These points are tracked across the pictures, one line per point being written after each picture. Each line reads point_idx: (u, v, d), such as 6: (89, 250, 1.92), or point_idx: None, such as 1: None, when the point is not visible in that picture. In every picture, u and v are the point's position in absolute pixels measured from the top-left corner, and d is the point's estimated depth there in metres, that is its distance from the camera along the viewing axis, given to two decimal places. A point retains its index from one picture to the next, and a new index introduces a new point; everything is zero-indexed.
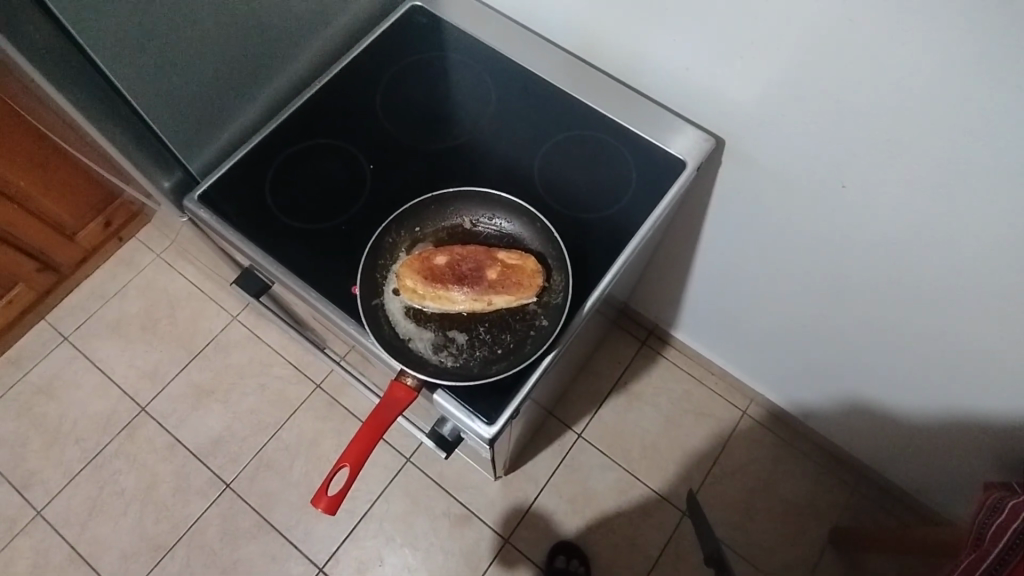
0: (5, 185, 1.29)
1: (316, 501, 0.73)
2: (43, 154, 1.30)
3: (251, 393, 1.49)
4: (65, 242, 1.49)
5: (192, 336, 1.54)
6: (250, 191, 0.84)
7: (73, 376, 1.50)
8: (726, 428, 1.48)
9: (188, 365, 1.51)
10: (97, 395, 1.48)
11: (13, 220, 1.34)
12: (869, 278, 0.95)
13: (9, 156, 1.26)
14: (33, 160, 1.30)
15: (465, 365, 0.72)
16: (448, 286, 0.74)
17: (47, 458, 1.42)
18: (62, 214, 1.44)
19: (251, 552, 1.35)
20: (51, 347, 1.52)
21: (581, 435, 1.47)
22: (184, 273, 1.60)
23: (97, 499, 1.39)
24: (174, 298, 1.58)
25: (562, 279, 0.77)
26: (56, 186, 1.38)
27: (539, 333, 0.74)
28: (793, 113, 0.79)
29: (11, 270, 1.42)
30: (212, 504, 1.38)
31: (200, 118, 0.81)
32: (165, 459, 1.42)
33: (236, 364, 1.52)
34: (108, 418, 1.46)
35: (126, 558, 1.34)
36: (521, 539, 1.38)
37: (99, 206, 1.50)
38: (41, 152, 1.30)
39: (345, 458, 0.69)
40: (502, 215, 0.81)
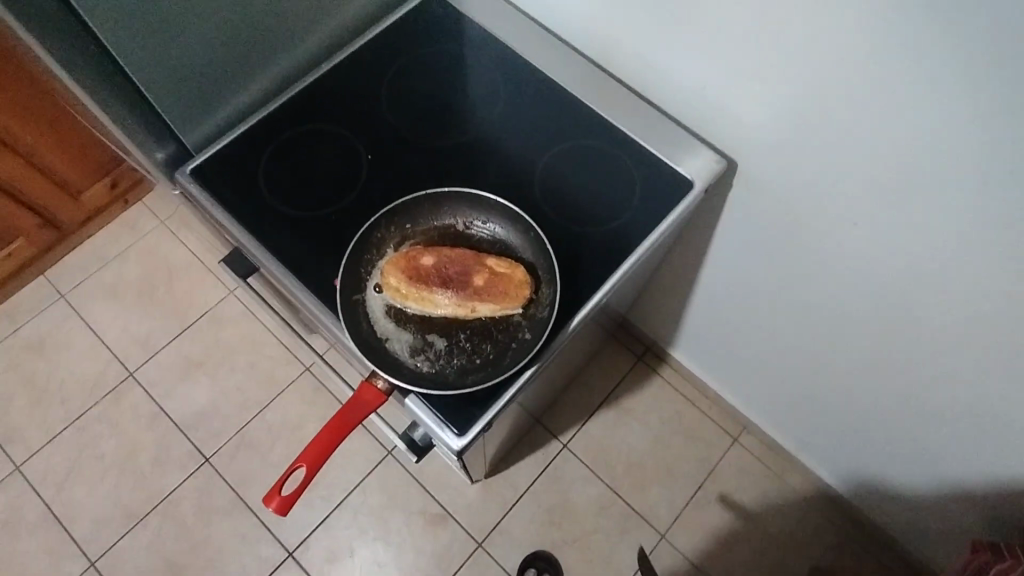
0: (11, 137, 1.28)
1: (268, 501, 0.71)
2: (49, 105, 1.29)
3: (239, 369, 1.48)
4: (69, 199, 1.48)
5: (186, 307, 1.53)
6: (243, 171, 0.82)
7: (65, 336, 1.49)
8: (714, 453, 1.45)
9: (179, 336, 1.51)
10: (87, 356, 1.48)
11: (17, 174, 1.33)
12: (872, 319, 0.91)
13: (17, 109, 1.25)
14: (38, 112, 1.28)
15: (440, 372, 0.69)
16: (432, 289, 0.72)
17: (31, 415, 1.42)
18: (68, 172, 1.43)
19: (223, 529, 1.34)
20: (47, 304, 1.52)
21: (566, 445, 1.45)
22: (186, 243, 1.59)
23: (76, 461, 1.38)
24: (173, 267, 1.57)
25: (551, 292, 0.74)
26: (63, 142, 1.37)
27: (521, 345, 0.71)
28: (808, 143, 0.76)
29: (11, 222, 1.41)
30: (189, 477, 1.38)
31: (200, 93, 0.79)
32: (148, 428, 1.42)
33: (228, 339, 1.51)
34: (96, 380, 1.45)
35: (98, 523, 1.33)
36: (495, 544, 1.36)
37: (106, 167, 1.49)
38: (48, 104, 1.28)
39: (302, 460, 0.67)
40: (496, 219, 0.77)
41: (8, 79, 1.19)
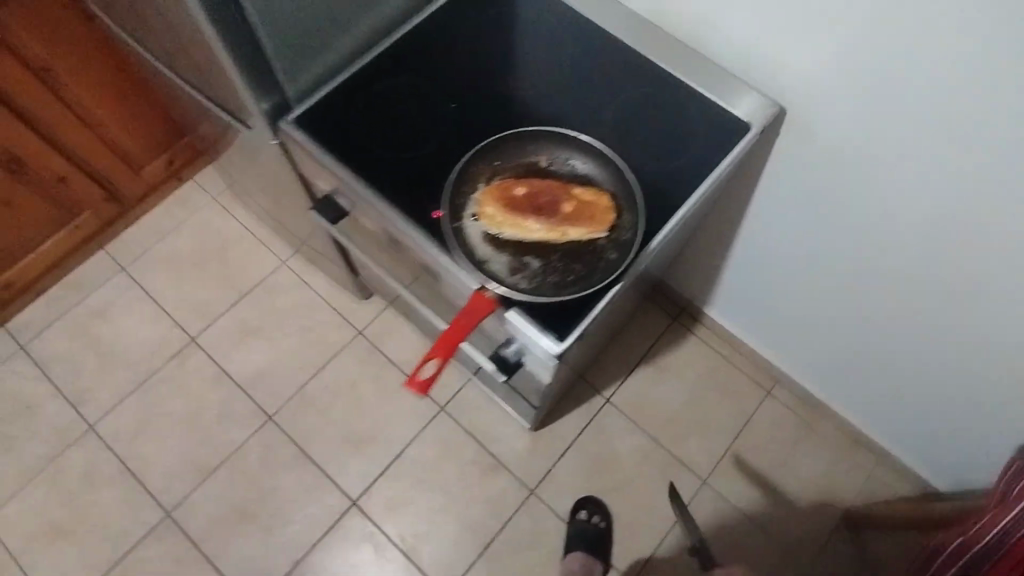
0: (83, 109, 1.33)
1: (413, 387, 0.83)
2: (119, 77, 1.34)
3: (295, 333, 1.55)
4: (132, 174, 1.54)
5: (242, 276, 1.60)
6: (340, 118, 0.89)
7: (127, 304, 1.56)
8: (751, 405, 1.52)
9: (237, 303, 1.57)
10: (150, 323, 1.55)
11: (90, 146, 1.39)
12: (912, 256, 0.98)
13: (91, 81, 1.31)
14: (110, 85, 1.34)
15: (537, 287, 0.77)
16: (527, 215, 0.80)
17: (102, 378, 1.49)
18: (133, 146, 1.48)
19: (288, 480, 1.42)
20: (107, 275, 1.58)
21: (609, 399, 1.52)
22: (237, 217, 1.65)
23: (147, 419, 1.46)
24: (227, 238, 1.63)
25: (631, 218, 0.81)
26: (130, 116, 1.42)
27: (608, 264, 0.78)
28: (858, 85, 0.84)
29: (79, 196, 1.46)
30: (255, 434, 1.46)
31: (303, 46, 0.86)
32: (212, 388, 1.49)
33: (283, 306, 1.57)
34: (160, 345, 1.53)
35: (171, 475, 1.42)
36: (546, 491, 1.43)
37: (166, 142, 1.55)
38: (117, 76, 1.34)
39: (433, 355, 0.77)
40: (576, 156, 0.85)
41: (85, 49, 1.25)
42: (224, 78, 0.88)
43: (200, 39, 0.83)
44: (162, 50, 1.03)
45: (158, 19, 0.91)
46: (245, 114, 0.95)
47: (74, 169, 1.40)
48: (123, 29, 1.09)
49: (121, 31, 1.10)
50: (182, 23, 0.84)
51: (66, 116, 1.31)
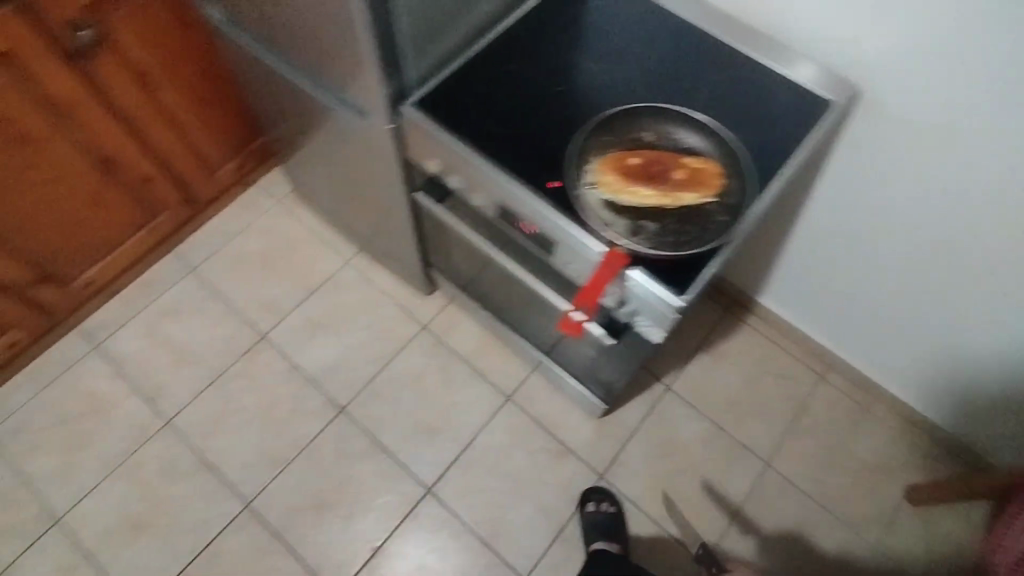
0: (171, 110, 1.40)
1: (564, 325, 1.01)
2: (204, 80, 1.42)
3: (362, 328, 1.59)
4: (207, 175, 1.60)
5: (308, 275, 1.65)
6: (454, 103, 0.96)
7: (198, 303, 1.61)
8: (806, 390, 1.57)
9: (304, 300, 1.62)
10: (221, 321, 1.59)
11: (173, 147, 1.46)
12: (983, 225, 1.04)
13: (181, 83, 1.38)
14: (196, 87, 1.41)
15: (657, 245, 0.82)
16: (641, 183, 0.87)
17: (176, 375, 1.53)
18: (210, 147, 1.55)
19: (362, 470, 1.45)
20: (177, 274, 1.63)
21: (668, 386, 1.57)
22: (302, 219, 1.71)
23: (222, 414, 1.49)
24: (293, 239, 1.69)
25: (736, 185, 0.88)
26: (210, 117, 1.49)
27: (719, 226, 0.84)
28: (938, 58, 0.90)
29: (160, 196, 1.52)
30: (328, 425, 1.49)
31: (422, 36, 0.94)
32: (284, 382, 1.53)
33: (349, 302, 1.62)
34: (232, 342, 1.57)
35: (247, 466, 1.45)
36: (614, 475, 1.47)
37: (239, 144, 1.62)
38: (203, 79, 1.41)
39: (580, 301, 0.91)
40: (680, 131, 0.93)
41: (179, 52, 1.32)
42: (352, 57, 0.95)
43: (338, 19, 0.90)
44: (272, 41, 1.10)
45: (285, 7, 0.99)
46: (362, 97, 1.01)
47: (159, 169, 1.46)
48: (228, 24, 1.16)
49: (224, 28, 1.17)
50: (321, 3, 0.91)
51: (160, 112, 1.38)
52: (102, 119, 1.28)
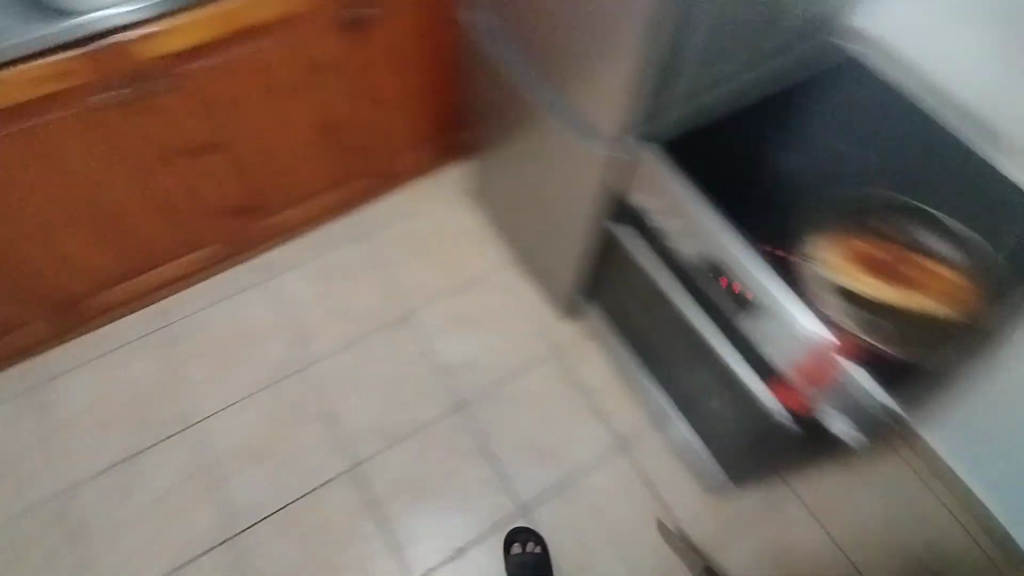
0: (403, 92, 1.54)
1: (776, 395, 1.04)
2: (438, 70, 1.54)
3: (499, 334, 1.65)
4: (408, 156, 1.73)
5: (462, 270, 1.74)
6: (691, 153, 1.04)
7: (361, 267, 1.73)
8: (955, 548, 1.37)
9: (453, 293, 1.70)
10: (376, 289, 1.70)
11: (393, 124, 1.60)
12: None
13: (420, 69, 1.51)
14: (430, 76, 1.54)
15: (874, 336, 0.87)
16: (870, 273, 0.91)
17: (327, 326, 1.65)
18: (420, 131, 1.68)
19: (465, 468, 1.48)
20: (349, 238, 1.77)
21: (790, 486, 1.46)
22: (472, 217, 1.82)
23: (356, 374, 1.59)
24: (459, 234, 1.80)
25: (965, 295, 0.90)
26: (430, 105, 1.62)
27: (938, 331, 0.88)
28: None
29: (366, 164, 1.67)
30: (444, 416, 1.54)
31: (679, 91, 1.03)
32: (416, 363, 1.61)
33: (493, 306, 1.68)
34: (380, 312, 1.67)
35: (364, 431, 1.53)
36: (711, 559, 1.39)
37: (443, 134, 1.74)
38: (437, 70, 1.54)
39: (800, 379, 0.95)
40: (916, 229, 0.95)
41: (429, 42, 1.45)
42: (607, 83, 1.01)
43: (611, 41, 0.97)
44: (527, 53, 1.19)
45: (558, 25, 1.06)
46: (601, 120, 1.07)
47: (374, 141, 1.61)
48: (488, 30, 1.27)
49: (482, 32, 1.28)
50: (597, 33, 0.99)
51: (393, 87, 1.51)
52: (348, 86, 1.43)
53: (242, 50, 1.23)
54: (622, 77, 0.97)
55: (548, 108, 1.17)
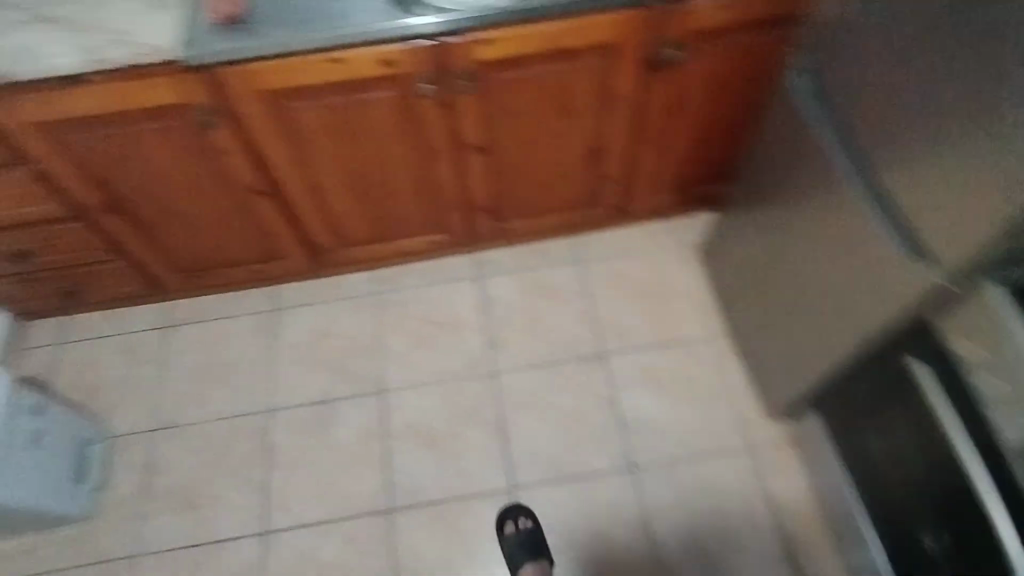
0: (676, 136, 1.48)
1: None
2: (720, 124, 1.47)
3: (691, 406, 1.57)
4: (652, 197, 1.68)
5: (668, 326, 1.67)
6: None
7: (570, 291, 1.73)
8: None
9: (654, 348, 1.64)
10: (579, 319, 1.70)
11: (651, 164, 1.55)
12: None
13: (704, 118, 1.44)
14: (709, 127, 1.47)
15: None
16: None
17: (523, 339, 1.68)
18: (674, 177, 1.62)
19: (620, 535, 1.44)
20: (566, 261, 1.77)
21: None
22: (692, 274, 1.74)
23: (538, 395, 1.60)
24: (675, 288, 1.73)
25: None
26: (696, 154, 1.55)
27: None
28: None
29: (609, 196, 1.64)
30: (612, 473, 1.50)
31: None
32: (598, 408, 1.57)
33: (692, 375, 1.61)
34: (576, 343, 1.67)
35: (532, 457, 1.53)
36: None
37: (694, 184, 1.66)
38: (719, 122, 1.46)
39: None
40: None
41: (723, 94, 1.38)
42: (964, 205, 0.85)
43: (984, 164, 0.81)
44: (848, 138, 1.06)
45: (907, 121, 0.92)
46: (939, 243, 0.92)
47: (626, 176, 1.58)
48: (806, 97, 1.13)
49: (797, 99, 1.15)
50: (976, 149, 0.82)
51: (673, 130, 1.46)
52: (627, 121, 1.41)
53: (551, 70, 1.25)
54: (991, 210, 0.81)
55: (864, 207, 1.02)
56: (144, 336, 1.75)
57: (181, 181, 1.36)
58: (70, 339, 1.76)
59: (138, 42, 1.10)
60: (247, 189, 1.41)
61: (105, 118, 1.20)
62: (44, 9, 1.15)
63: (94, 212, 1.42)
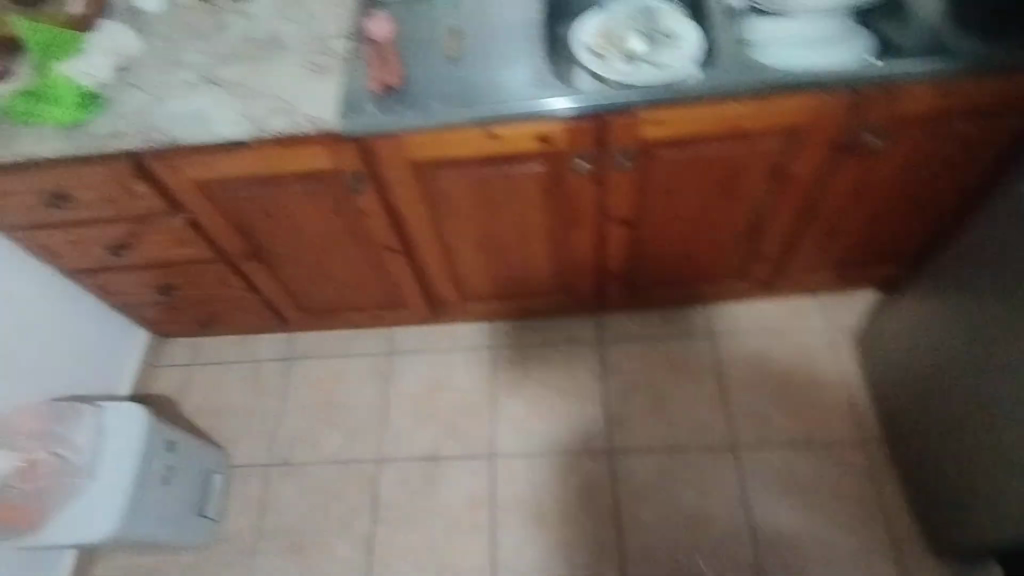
0: (849, 221, 1.31)
1: None
2: (903, 211, 1.28)
3: (834, 517, 1.44)
4: (804, 276, 1.51)
5: (813, 420, 1.54)
6: None
7: (704, 368, 1.63)
8: None
9: (795, 445, 1.52)
10: (710, 403, 1.59)
11: (813, 246, 1.38)
12: None
13: (886, 204, 1.26)
14: (889, 213, 1.29)
15: None
16: None
17: (647, 418, 1.59)
18: (835, 260, 1.44)
19: None
20: (701, 334, 1.66)
21: None
22: (843, 360, 1.60)
23: (659, 482, 1.51)
24: (822, 374, 1.59)
25: None
26: (867, 239, 1.37)
27: None
28: None
29: (756, 272, 1.48)
30: None
31: None
32: (727, 506, 1.47)
33: (837, 480, 1.47)
34: (706, 429, 1.56)
35: (647, 553, 1.45)
36: None
37: (858, 268, 1.47)
38: (903, 209, 1.28)
39: None
40: None
41: (915, 179, 1.21)
42: None
43: None
44: None
45: None
46: None
47: (781, 256, 1.42)
48: None
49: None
50: None
51: (850, 219, 1.30)
52: (796, 204, 1.25)
53: (724, 154, 1.13)
54: None
55: None
56: (268, 366, 1.79)
57: (323, 237, 1.36)
58: (200, 361, 1.82)
59: (299, 114, 1.09)
60: (381, 247, 1.38)
61: (259, 179, 1.20)
62: (214, 71, 1.17)
63: (236, 258, 1.44)
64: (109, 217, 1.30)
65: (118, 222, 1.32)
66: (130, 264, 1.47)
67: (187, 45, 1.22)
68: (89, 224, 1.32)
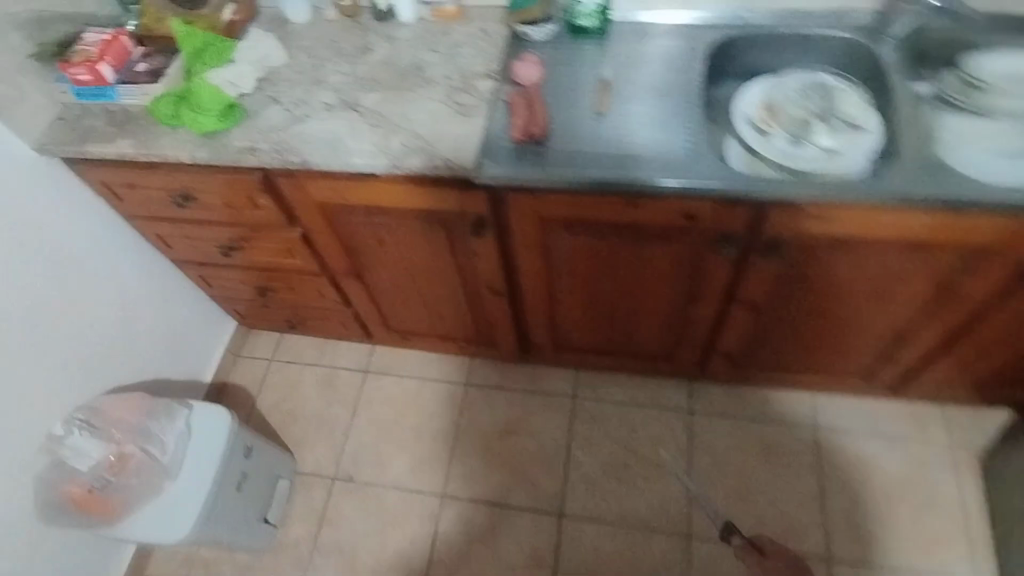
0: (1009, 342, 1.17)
1: None
2: None
3: None
4: (934, 383, 1.37)
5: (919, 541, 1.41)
6: None
7: (801, 462, 1.52)
8: None
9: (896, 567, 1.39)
10: (804, 501, 1.48)
11: (956, 358, 1.25)
12: None
13: None
14: None
15: None
16: None
17: (732, 504, 1.49)
18: (976, 374, 1.30)
19: None
20: (804, 425, 1.56)
21: None
22: (958, 482, 1.47)
23: None
24: (935, 495, 1.46)
25: None
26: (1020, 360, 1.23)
27: None
28: None
29: (882, 372, 1.36)
30: None
31: None
32: None
33: None
34: (796, 530, 1.45)
35: None
36: None
37: (998, 384, 1.33)
38: None
39: None
40: None
41: None
42: None
43: None
44: None
45: None
46: None
47: (917, 362, 1.29)
48: None
49: None
50: None
51: (1014, 340, 1.16)
52: (953, 317, 1.13)
53: (894, 256, 1.02)
54: None
55: None
56: (345, 376, 1.78)
57: (430, 270, 1.31)
58: (279, 358, 1.82)
59: (437, 156, 1.04)
60: (487, 290, 1.32)
61: (382, 210, 1.16)
62: (353, 95, 1.14)
63: (339, 274, 1.41)
64: (226, 220, 1.30)
65: (234, 226, 1.31)
66: (236, 263, 1.47)
67: (329, 63, 1.20)
68: (205, 222, 1.32)
